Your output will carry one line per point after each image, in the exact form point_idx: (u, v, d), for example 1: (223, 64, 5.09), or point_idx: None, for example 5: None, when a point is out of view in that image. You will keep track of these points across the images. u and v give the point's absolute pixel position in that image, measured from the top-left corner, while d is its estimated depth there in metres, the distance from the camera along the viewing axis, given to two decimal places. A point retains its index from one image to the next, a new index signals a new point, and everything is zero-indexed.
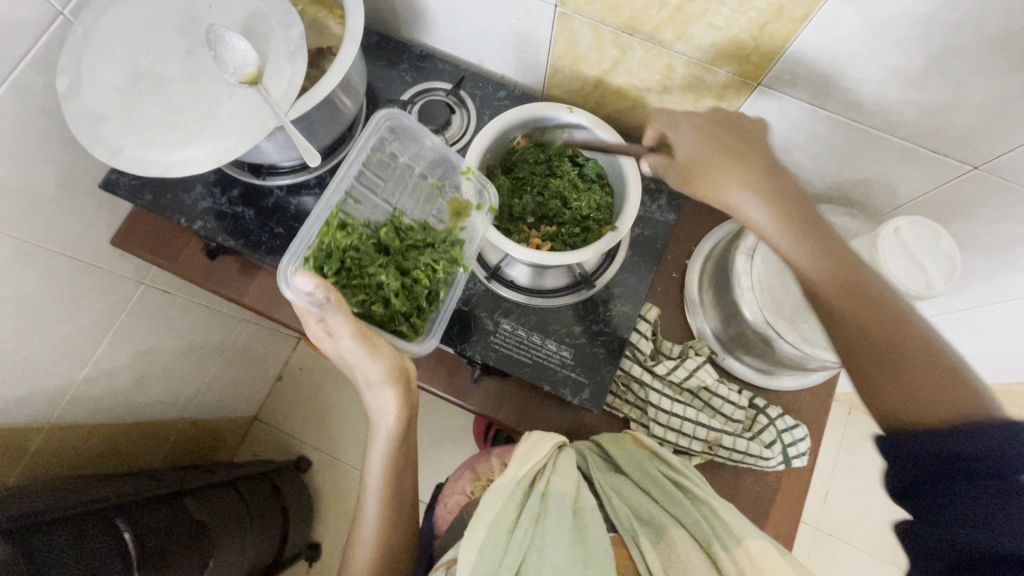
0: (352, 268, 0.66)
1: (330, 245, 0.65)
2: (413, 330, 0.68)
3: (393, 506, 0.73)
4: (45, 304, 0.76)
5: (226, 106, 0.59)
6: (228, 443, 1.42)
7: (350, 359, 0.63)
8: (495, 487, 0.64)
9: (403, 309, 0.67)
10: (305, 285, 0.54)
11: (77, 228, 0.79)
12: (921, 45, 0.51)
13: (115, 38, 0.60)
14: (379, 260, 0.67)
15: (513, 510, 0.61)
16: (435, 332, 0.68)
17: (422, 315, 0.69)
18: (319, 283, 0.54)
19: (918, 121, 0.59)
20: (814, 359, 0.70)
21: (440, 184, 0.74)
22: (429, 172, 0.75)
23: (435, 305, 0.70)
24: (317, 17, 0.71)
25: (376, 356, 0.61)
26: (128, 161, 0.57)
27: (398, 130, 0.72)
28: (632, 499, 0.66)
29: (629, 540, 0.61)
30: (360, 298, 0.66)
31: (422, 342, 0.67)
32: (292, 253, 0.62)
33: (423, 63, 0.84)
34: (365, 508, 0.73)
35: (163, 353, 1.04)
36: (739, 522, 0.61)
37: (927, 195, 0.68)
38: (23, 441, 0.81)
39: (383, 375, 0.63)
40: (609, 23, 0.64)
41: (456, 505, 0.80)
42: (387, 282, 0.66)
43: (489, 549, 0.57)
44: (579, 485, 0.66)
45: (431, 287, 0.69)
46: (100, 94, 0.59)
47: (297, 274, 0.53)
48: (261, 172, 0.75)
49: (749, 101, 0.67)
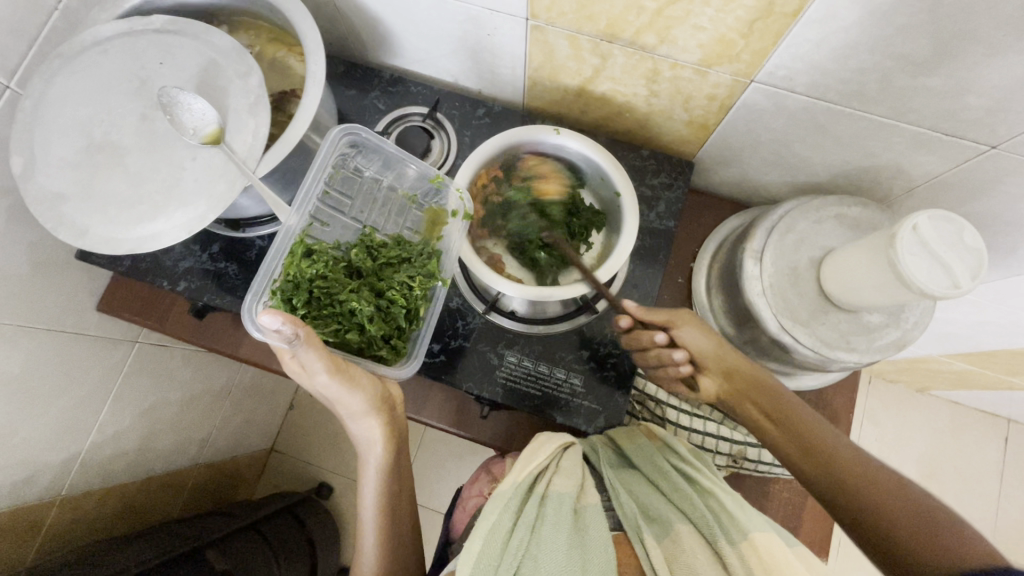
0: (321, 298, 0.61)
1: (294, 275, 0.60)
2: (394, 353, 0.64)
3: (393, 540, 0.69)
4: (39, 382, 0.74)
5: (190, 170, 0.56)
6: (247, 478, 1.41)
7: (327, 394, 0.60)
8: (495, 491, 0.60)
9: (380, 334, 0.62)
10: (271, 323, 0.49)
11: (58, 300, 0.76)
12: (928, 29, 0.47)
13: (66, 108, 0.57)
14: (350, 285, 0.62)
15: (512, 514, 0.57)
16: (419, 352, 0.64)
17: (404, 337, 0.64)
18: (285, 317, 0.50)
19: (930, 106, 0.55)
20: (835, 363, 0.67)
21: (412, 196, 0.70)
22: (398, 184, 0.71)
23: (416, 323, 0.65)
24: (277, 57, 0.67)
25: (355, 389, 0.59)
26: (94, 241, 0.54)
27: (358, 144, 0.67)
28: (639, 495, 0.63)
29: (634, 537, 0.58)
30: (332, 328, 0.61)
31: (404, 365, 0.63)
32: (255, 291, 0.59)
33: (395, 88, 0.80)
34: (363, 541, 0.69)
35: (168, 406, 1.02)
36: (747, 514, 0.59)
37: (942, 177, 0.64)
38: (35, 517, 0.77)
39: (366, 407, 0.61)
40: (585, 32, 0.60)
41: (473, 507, 0.73)
42: (360, 308, 0.60)
43: (485, 556, 0.54)
44: (583, 481, 0.63)
45: (409, 306, 0.64)
46: (57, 172, 0.55)
47: (262, 312, 0.49)
48: (240, 226, 0.73)
49: (742, 99, 0.63)
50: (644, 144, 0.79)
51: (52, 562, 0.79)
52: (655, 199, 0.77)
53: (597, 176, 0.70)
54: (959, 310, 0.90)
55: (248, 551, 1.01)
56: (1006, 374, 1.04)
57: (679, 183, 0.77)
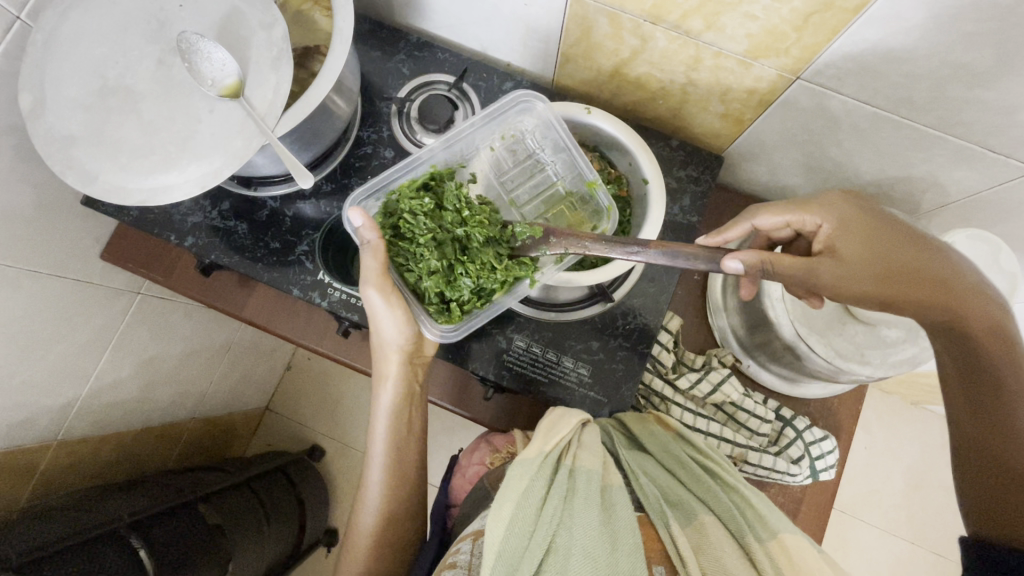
0: (403, 232, 0.61)
1: (403, 201, 0.61)
2: (444, 313, 0.62)
3: (401, 484, 0.71)
4: (39, 326, 0.73)
5: (206, 123, 0.54)
6: (240, 435, 1.41)
7: (372, 314, 0.63)
8: (520, 458, 0.60)
9: (435, 289, 0.60)
10: (354, 220, 0.57)
11: (61, 245, 0.74)
12: (995, 38, 0.44)
13: (79, 46, 0.54)
14: (434, 233, 0.60)
15: (540, 485, 0.57)
16: (468, 325, 0.61)
17: (463, 308, 0.62)
18: (367, 219, 0.57)
19: (982, 121, 0.52)
20: (846, 373, 0.67)
21: (568, 192, 0.67)
22: (558, 175, 0.67)
23: (483, 302, 0.62)
24: (302, 10, 0.64)
25: (392, 316, 0.61)
26: (103, 189, 0.52)
27: (534, 118, 0.65)
28: (660, 481, 0.63)
29: (658, 520, 0.57)
30: (398, 263, 0.62)
31: (447, 329, 0.61)
32: (367, 191, 0.63)
33: (421, 52, 0.77)
34: (370, 477, 0.71)
35: (167, 359, 1.01)
36: (777, 518, 0.58)
37: (980, 194, 0.62)
38: (30, 460, 0.77)
39: (398, 338, 0.63)
40: (629, 10, 0.56)
41: (473, 475, 0.75)
42: (426, 259, 0.60)
43: (517, 523, 0.53)
44: (605, 461, 0.63)
45: (482, 283, 0.61)
46: (67, 113, 0.53)
47: (351, 209, 0.56)
48: (251, 184, 0.70)
49: (784, 95, 0.60)
50: (674, 134, 0.77)
51: (46, 503, 0.78)
52: (680, 192, 0.75)
53: (638, 183, 0.67)
54: None
55: (239, 506, 1.01)
56: None
57: (705, 177, 0.75)
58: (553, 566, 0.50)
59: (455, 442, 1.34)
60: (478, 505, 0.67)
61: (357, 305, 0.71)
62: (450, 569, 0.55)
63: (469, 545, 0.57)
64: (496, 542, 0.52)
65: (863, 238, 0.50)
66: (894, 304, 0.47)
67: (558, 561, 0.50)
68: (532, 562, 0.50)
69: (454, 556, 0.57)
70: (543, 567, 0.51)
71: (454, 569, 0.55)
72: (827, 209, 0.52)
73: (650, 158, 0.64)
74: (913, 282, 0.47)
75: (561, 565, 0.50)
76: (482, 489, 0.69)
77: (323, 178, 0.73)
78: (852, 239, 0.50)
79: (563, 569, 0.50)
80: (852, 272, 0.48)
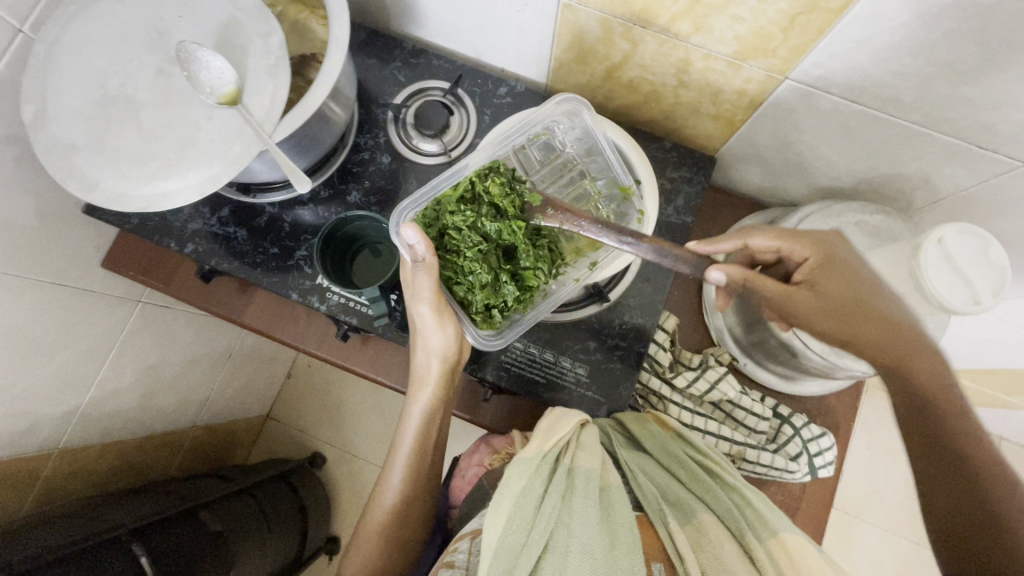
0: (449, 246, 0.61)
1: (443, 213, 0.60)
2: (487, 321, 0.64)
3: (418, 484, 0.71)
4: (40, 334, 0.73)
5: (205, 130, 0.55)
6: (241, 443, 1.41)
7: (416, 321, 0.63)
8: (519, 457, 0.61)
9: (483, 301, 0.61)
10: (410, 238, 0.54)
11: (64, 253, 0.75)
12: (977, 36, 0.45)
13: (81, 57, 0.55)
14: (480, 244, 0.60)
15: (540, 482, 0.57)
16: (510, 336, 0.64)
17: (506, 314, 0.64)
18: (423, 238, 0.54)
19: (968, 117, 0.53)
20: (842, 370, 0.68)
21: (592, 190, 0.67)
22: (591, 172, 0.67)
23: (524, 307, 0.64)
24: (299, 19, 0.66)
25: (439, 330, 0.62)
26: (105, 197, 0.53)
27: (574, 116, 0.65)
28: (659, 480, 0.63)
29: (657, 518, 0.58)
30: (445, 274, 0.62)
31: (490, 337, 0.64)
32: (415, 198, 0.62)
33: (417, 59, 0.78)
34: (390, 474, 0.70)
35: (167, 367, 1.01)
36: (776, 516, 0.58)
37: (969, 190, 0.63)
38: (32, 468, 0.77)
39: (441, 350, 0.64)
40: (619, 14, 0.58)
41: (473, 477, 0.75)
42: (480, 273, 0.60)
43: (517, 523, 0.53)
44: (604, 460, 0.63)
45: (523, 289, 0.63)
46: (69, 123, 0.54)
47: (405, 226, 0.54)
48: (251, 191, 0.71)
49: (774, 96, 0.61)
50: (667, 137, 0.78)
51: (47, 512, 0.79)
52: (674, 193, 0.76)
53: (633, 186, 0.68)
54: (968, 327, 0.88)
55: (241, 514, 1.01)
56: (1004, 393, 1.04)
57: (699, 178, 0.76)
58: (551, 563, 0.51)
59: (456, 447, 1.34)
60: (478, 505, 0.68)
61: (356, 308, 0.72)
62: (447, 569, 0.55)
63: (467, 544, 0.57)
64: (494, 540, 0.52)
65: (839, 281, 0.55)
66: (854, 341, 0.53)
67: (556, 560, 0.51)
68: (531, 561, 0.51)
69: (452, 555, 0.57)
70: (541, 565, 0.51)
71: (452, 569, 0.55)
72: (812, 246, 0.57)
73: (644, 159, 0.65)
74: (864, 323, 0.53)
75: (558, 564, 0.50)
76: (481, 489, 0.69)
77: (322, 184, 0.74)
78: (831, 279, 0.55)
79: (561, 567, 0.50)
80: (824, 304, 0.54)
